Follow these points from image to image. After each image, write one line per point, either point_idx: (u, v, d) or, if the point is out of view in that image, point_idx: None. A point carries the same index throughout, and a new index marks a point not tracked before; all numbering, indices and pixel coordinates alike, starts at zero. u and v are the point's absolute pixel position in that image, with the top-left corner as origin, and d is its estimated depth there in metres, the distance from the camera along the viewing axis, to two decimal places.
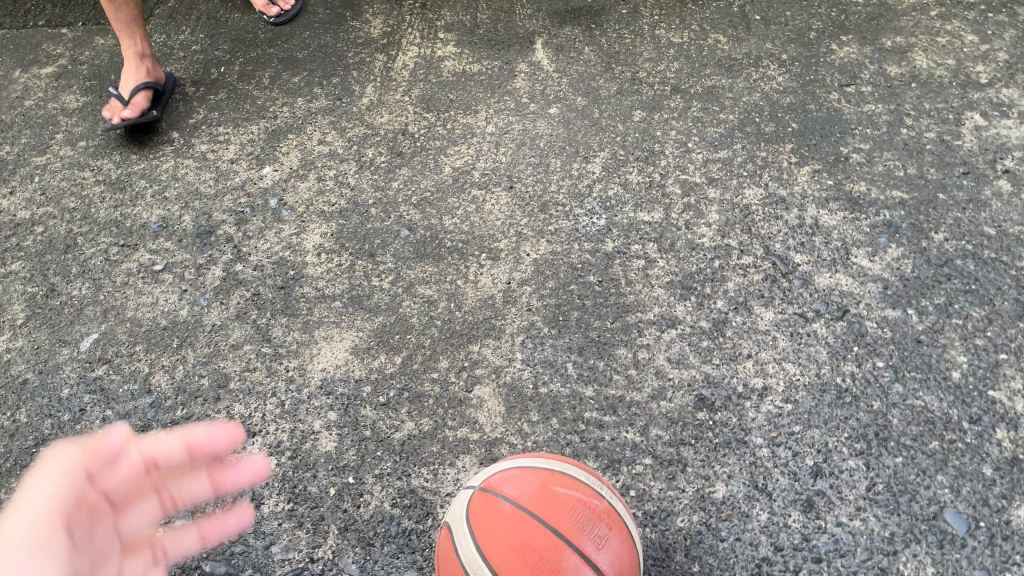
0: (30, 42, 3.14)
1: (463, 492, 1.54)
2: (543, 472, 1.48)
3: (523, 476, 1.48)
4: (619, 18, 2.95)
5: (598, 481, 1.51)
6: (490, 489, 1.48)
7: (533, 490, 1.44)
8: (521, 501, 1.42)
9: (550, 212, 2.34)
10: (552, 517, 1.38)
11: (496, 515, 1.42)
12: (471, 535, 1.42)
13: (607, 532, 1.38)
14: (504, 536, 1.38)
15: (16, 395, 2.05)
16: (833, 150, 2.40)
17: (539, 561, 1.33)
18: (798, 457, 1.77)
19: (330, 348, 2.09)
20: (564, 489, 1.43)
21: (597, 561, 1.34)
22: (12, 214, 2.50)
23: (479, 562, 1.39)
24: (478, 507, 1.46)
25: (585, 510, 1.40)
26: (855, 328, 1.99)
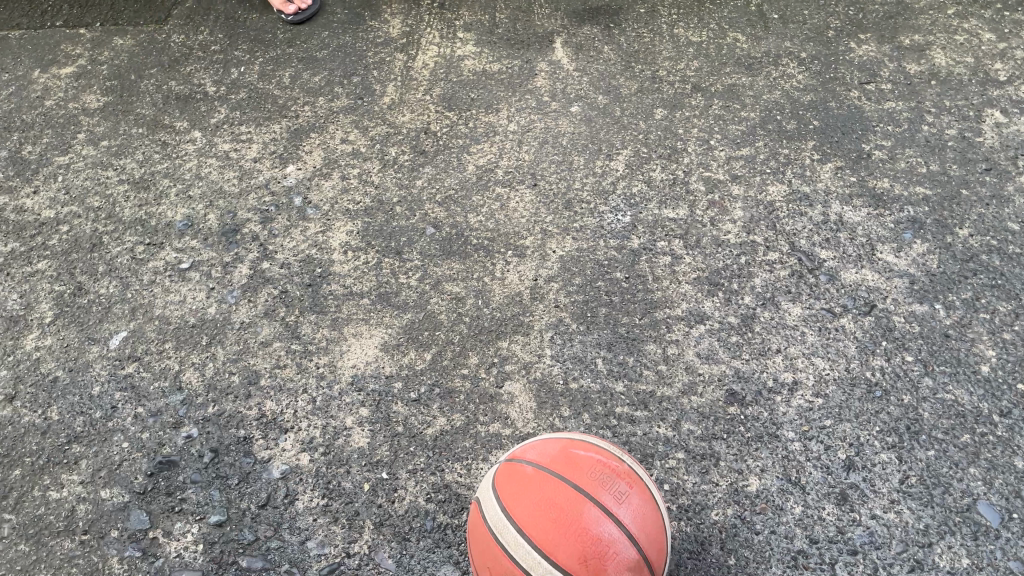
0: (49, 42, 3.15)
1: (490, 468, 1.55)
2: (564, 437, 1.49)
3: (544, 443, 1.48)
4: (637, 18, 2.96)
5: (620, 446, 1.51)
6: (512, 456, 1.49)
7: (554, 453, 1.45)
8: (542, 462, 1.43)
9: (575, 210, 2.35)
10: (572, 474, 1.38)
11: (519, 477, 1.42)
12: (494, 498, 1.43)
13: (627, 489, 1.38)
14: (526, 494, 1.38)
15: (46, 392, 2.05)
16: (856, 147, 2.42)
17: (562, 515, 1.33)
18: (830, 451, 1.79)
19: (360, 344, 2.11)
20: (584, 451, 1.44)
21: (618, 514, 1.35)
22: (36, 213, 2.50)
23: (504, 524, 1.39)
24: (501, 472, 1.47)
25: (605, 468, 1.40)
26: (883, 323, 2.00)
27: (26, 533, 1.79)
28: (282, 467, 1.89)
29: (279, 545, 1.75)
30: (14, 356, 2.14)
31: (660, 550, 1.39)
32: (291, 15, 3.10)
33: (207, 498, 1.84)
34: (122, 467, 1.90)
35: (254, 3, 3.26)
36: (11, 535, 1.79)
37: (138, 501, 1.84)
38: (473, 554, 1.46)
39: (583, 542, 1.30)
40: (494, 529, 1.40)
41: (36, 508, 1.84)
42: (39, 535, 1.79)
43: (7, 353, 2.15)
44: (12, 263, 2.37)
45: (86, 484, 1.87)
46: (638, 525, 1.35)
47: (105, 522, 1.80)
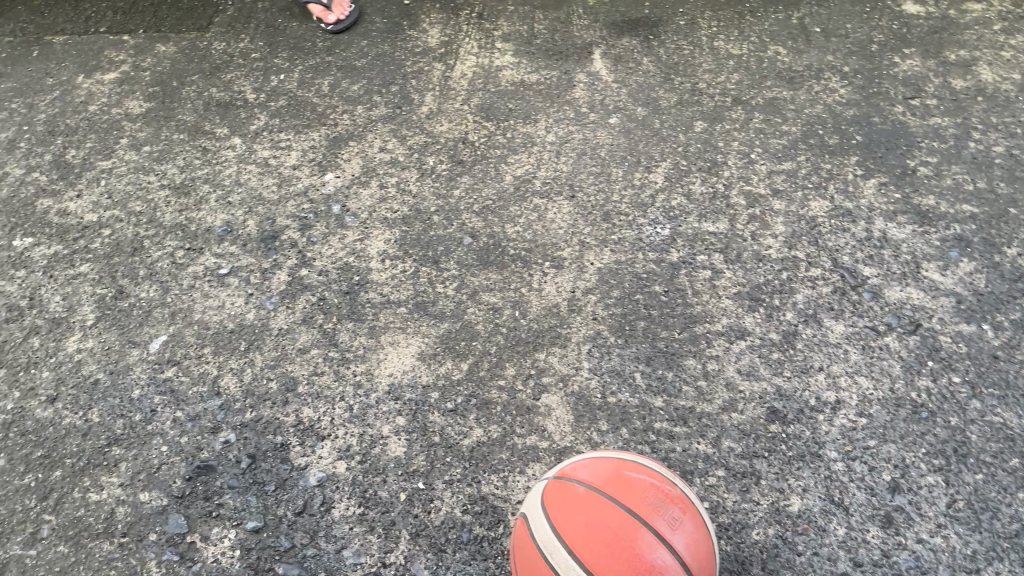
0: (93, 48, 3.20)
1: (537, 485, 1.54)
2: (615, 459, 1.49)
3: (596, 464, 1.48)
4: (676, 30, 2.95)
5: (671, 472, 1.50)
6: (563, 475, 1.48)
7: (606, 474, 1.44)
8: (594, 483, 1.42)
9: (613, 222, 2.34)
10: (625, 496, 1.37)
11: (570, 497, 1.42)
12: (545, 517, 1.42)
13: (680, 515, 1.37)
14: (578, 515, 1.38)
15: (87, 395, 2.07)
16: (900, 162, 2.39)
17: (616, 539, 1.32)
18: (874, 472, 1.75)
19: (397, 353, 2.10)
20: (637, 474, 1.43)
21: (672, 541, 1.33)
22: (79, 217, 2.54)
23: (555, 543, 1.38)
24: (551, 491, 1.46)
25: (659, 493, 1.39)
26: (928, 343, 1.97)
27: (66, 535, 1.81)
28: (319, 474, 1.89)
29: (315, 553, 1.75)
30: (56, 357, 2.17)
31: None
32: (331, 24, 3.11)
33: (244, 504, 1.84)
34: (161, 471, 1.91)
35: (294, 12, 3.29)
36: (51, 536, 1.80)
37: (177, 505, 1.85)
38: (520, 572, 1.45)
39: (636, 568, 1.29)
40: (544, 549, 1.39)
41: (76, 509, 1.85)
42: (79, 537, 1.80)
43: (49, 355, 2.17)
44: (55, 266, 2.40)
45: (125, 486, 1.89)
46: (690, 553, 1.34)
47: (143, 525, 1.81)
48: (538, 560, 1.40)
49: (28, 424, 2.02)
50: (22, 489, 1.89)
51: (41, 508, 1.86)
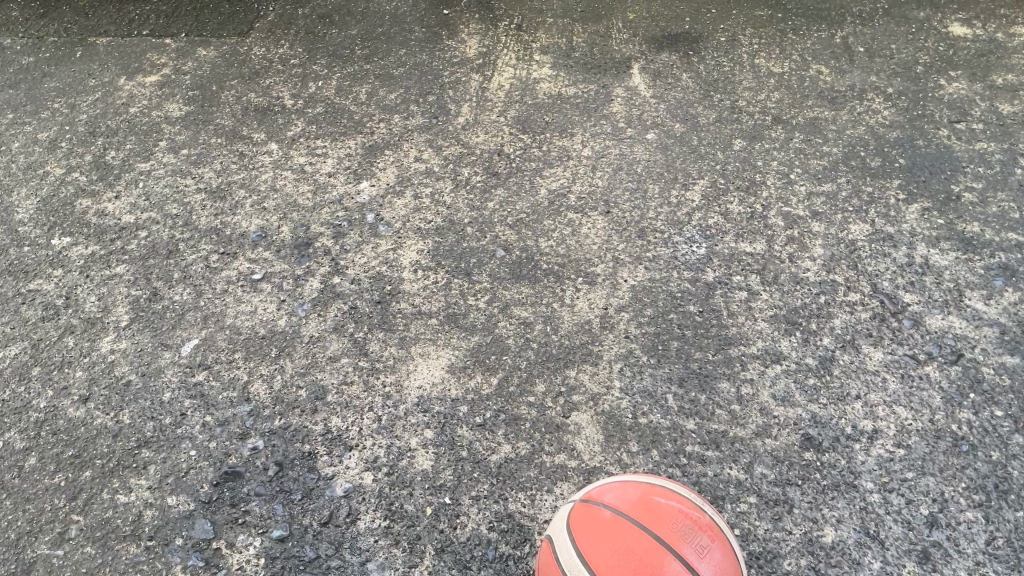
0: (136, 50, 3.24)
1: (563, 506, 1.51)
2: (643, 483, 1.46)
3: (624, 487, 1.45)
4: (717, 46, 2.92)
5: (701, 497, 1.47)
6: (590, 498, 1.46)
7: (634, 499, 1.41)
8: (621, 508, 1.39)
9: (648, 239, 2.31)
10: (653, 523, 1.35)
11: (597, 522, 1.39)
12: (571, 541, 1.40)
13: (709, 543, 1.34)
14: (606, 540, 1.35)
15: (119, 396, 2.09)
16: (944, 187, 2.34)
17: (643, 566, 1.29)
18: (912, 505, 1.71)
19: (427, 365, 2.09)
20: (665, 500, 1.40)
21: (700, 570, 1.30)
22: (117, 218, 2.56)
23: (581, 569, 1.36)
24: (578, 514, 1.43)
25: (687, 520, 1.36)
26: (971, 374, 1.92)
27: (94, 536, 1.81)
28: (346, 485, 1.88)
29: (339, 565, 1.74)
30: (90, 357, 2.18)
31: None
32: None
33: (270, 512, 1.84)
34: (188, 475, 1.91)
35: (334, 19, 3.31)
36: (79, 537, 1.81)
37: (203, 510, 1.85)
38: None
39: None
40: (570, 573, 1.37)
41: (104, 510, 1.86)
42: (106, 539, 1.81)
43: (83, 355, 2.19)
44: (92, 266, 2.43)
45: (153, 489, 1.89)
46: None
47: (170, 529, 1.82)
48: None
49: (60, 423, 2.04)
50: (52, 488, 1.91)
51: (70, 508, 1.87)
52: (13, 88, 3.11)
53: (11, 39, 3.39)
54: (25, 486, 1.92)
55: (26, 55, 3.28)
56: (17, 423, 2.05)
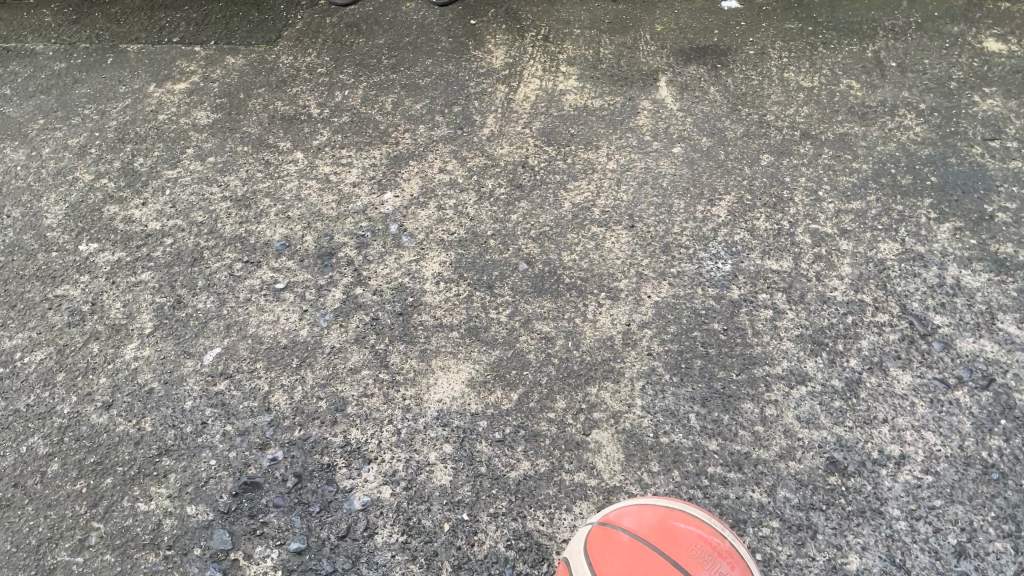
0: (165, 58, 3.27)
1: (580, 528, 1.50)
2: (662, 507, 1.44)
3: (642, 511, 1.44)
4: (745, 60, 2.89)
5: (720, 523, 1.45)
6: (608, 520, 1.45)
7: (652, 523, 1.40)
8: (639, 532, 1.38)
9: (672, 255, 2.29)
10: (671, 548, 1.33)
11: (615, 546, 1.38)
12: (588, 564, 1.38)
13: (728, 569, 1.33)
14: (623, 563, 1.34)
15: (141, 403, 2.10)
16: (977, 207, 2.29)
17: None
18: (939, 534, 1.67)
19: (447, 378, 2.08)
20: (684, 525, 1.39)
21: None
22: (143, 225, 2.58)
23: None
24: (595, 536, 1.42)
25: (706, 546, 1.35)
26: (1002, 400, 1.87)
27: (113, 544, 1.82)
28: (364, 498, 1.87)
29: None
30: (114, 364, 2.20)
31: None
32: None
33: (288, 524, 1.83)
34: (208, 485, 1.92)
35: (361, 29, 3.32)
36: (99, 544, 1.82)
37: (222, 520, 1.85)
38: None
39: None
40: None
41: (124, 518, 1.87)
42: (126, 547, 1.81)
43: (107, 361, 2.21)
44: (118, 272, 2.45)
45: (173, 498, 1.90)
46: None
47: (189, 539, 1.82)
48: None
49: (83, 430, 2.06)
50: (74, 495, 1.92)
51: (91, 515, 1.88)
52: (45, 94, 3.16)
53: (44, 45, 3.44)
54: (47, 492, 1.94)
55: (58, 61, 3.32)
56: (42, 429, 2.07)
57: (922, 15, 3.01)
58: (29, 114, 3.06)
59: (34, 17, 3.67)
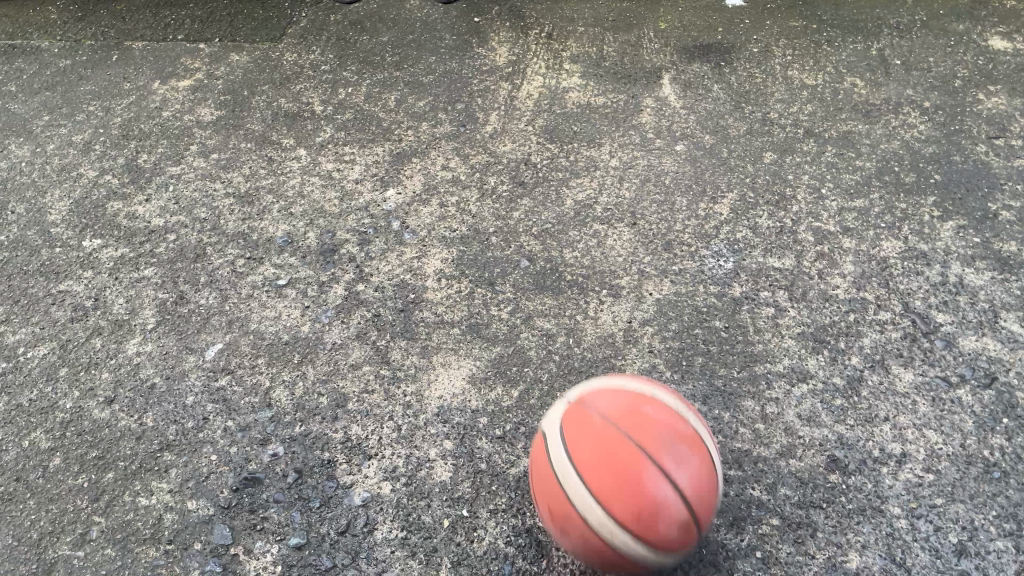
0: (170, 54, 3.28)
1: (557, 404, 1.56)
2: (630, 391, 1.49)
3: (611, 393, 1.49)
4: (749, 57, 2.89)
5: (686, 406, 1.51)
6: (579, 401, 1.50)
7: (622, 404, 1.46)
8: (608, 412, 1.44)
9: (674, 252, 2.28)
10: (637, 429, 1.40)
11: (585, 423, 1.44)
12: (559, 438, 1.46)
13: (688, 452, 1.40)
14: (591, 442, 1.41)
15: (143, 398, 2.11)
16: (980, 205, 2.28)
17: (623, 471, 1.36)
18: (940, 533, 1.66)
19: (448, 375, 2.08)
20: (652, 408, 1.45)
21: (676, 478, 1.37)
22: (146, 221, 2.59)
23: (565, 465, 1.43)
24: (568, 414, 1.49)
25: (670, 429, 1.42)
26: (1005, 399, 1.86)
27: (114, 538, 1.83)
28: (364, 494, 1.87)
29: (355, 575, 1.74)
30: (116, 359, 2.21)
31: (710, 515, 1.43)
32: None
33: (288, 520, 1.84)
34: (209, 480, 1.92)
35: (365, 26, 3.32)
36: (99, 538, 1.83)
37: (223, 515, 1.85)
38: (533, 492, 1.51)
39: (638, 498, 1.34)
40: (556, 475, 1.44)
41: (125, 513, 1.87)
42: (126, 541, 1.82)
43: (109, 356, 2.22)
44: (121, 268, 2.45)
45: (174, 493, 1.90)
46: (692, 487, 1.38)
47: (189, 533, 1.83)
48: (550, 485, 1.45)
49: (85, 424, 2.07)
50: (76, 489, 1.93)
51: (92, 510, 1.88)
52: (50, 91, 3.17)
53: (49, 42, 3.45)
54: (49, 486, 1.94)
55: (63, 58, 3.33)
56: (44, 424, 2.08)
57: (928, 13, 2.99)
58: (34, 110, 3.07)
59: (40, 14, 3.68)
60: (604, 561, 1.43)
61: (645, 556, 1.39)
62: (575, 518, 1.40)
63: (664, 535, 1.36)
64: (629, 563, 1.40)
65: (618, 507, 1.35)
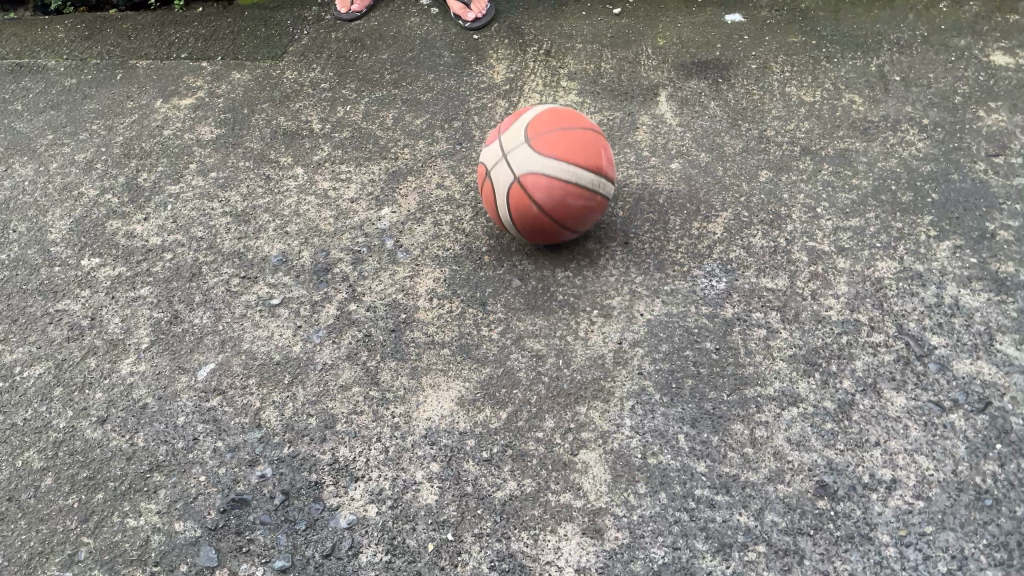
0: (173, 73, 3.32)
1: (512, 125, 2.21)
2: (561, 184, 2.09)
3: (549, 188, 2.09)
4: (747, 74, 2.87)
5: (599, 170, 2.14)
6: (533, 124, 2.16)
7: (571, 136, 2.12)
8: (558, 136, 2.12)
9: (667, 272, 2.27)
10: (577, 160, 2.10)
11: (542, 149, 2.10)
12: (517, 157, 2.12)
13: (606, 176, 2.17)
14: (544, 177, 2.09)
15: (135, 418, 2.12)
16: (978, 225, 2.24)
17: (564, 203, 2.12)
18: (929, 562, 1.64)
19: (437, 396, 2.08)
20: (587, 138, 2.15)
21: (594, 201, 2.17)
22: (144, 240, 2.61)
23: (524, 182, 2.11)
24: (525, 137, 2.14)
25: (598, 163, 2.14)
26: (998, 424, 1.83)
27: (102, 559, 1.84)
28: (350, 517, 1.87)
29: None
30: (110, 379, 2.22)
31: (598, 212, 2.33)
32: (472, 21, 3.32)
33: (273, 542, 1.84)
34: (196, 501, 1.93)
35: (365, 44, 3.34)
36: (87, 560, 1.84)
37: (209, 537, 1.86)
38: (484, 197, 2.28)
39: (570, 213, 2.14)
40: (505, 217, 2.22)
41: (113, 534, 1.89)
42: (114, 563, 1.83)
43: (103, 376, 2.23)
44: (118, 287, 2.48)
45: (162, 514, 1.91)
46: (600, 201, 2.19)
47: (176, 555, 1.83)
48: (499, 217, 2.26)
49: (77, 444, 2.08)
50: (66, 509, 1.94)
51: (81, 530, 1.90)
52: (55, 109, 3.21)
53: (56, 61, 3.50)
54: (40, 506, 1.96)
55: (69, 77, 3.38)
56: (37, 443, 2.09)
57: (929, 28, 2.96)
58: (39, 129, 3.11)
59: (48, 34, 3.73)
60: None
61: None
62: (520, 218, 2.17)
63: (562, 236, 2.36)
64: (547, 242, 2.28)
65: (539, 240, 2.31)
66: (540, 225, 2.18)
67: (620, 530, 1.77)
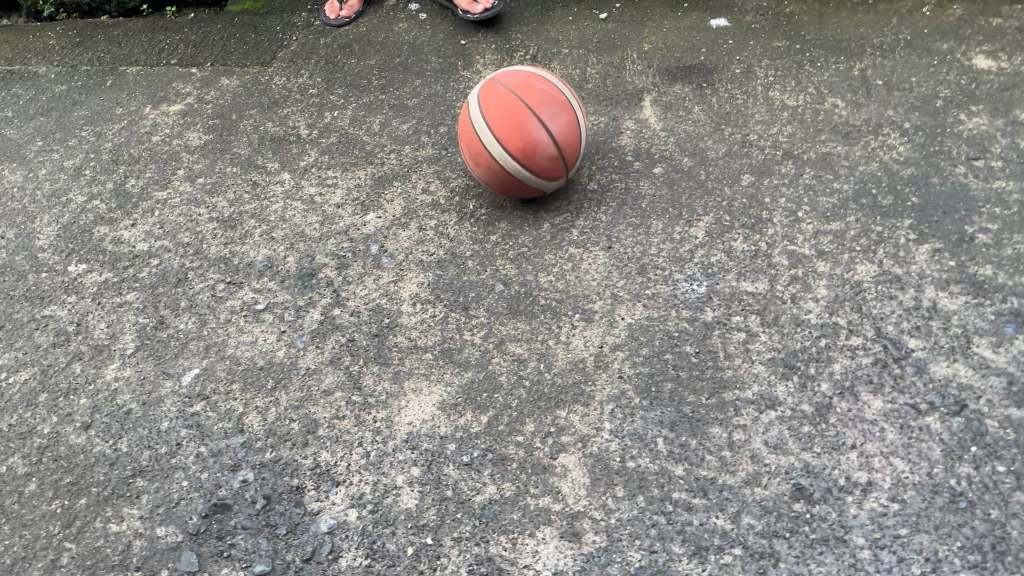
0: (163, 79, 3.33)
1: None
2: (525, 73, 2.39)
3: (513, 76, 2.38)
4: (731, 78, 2.89)
5: (562, 86, 2.43)
6: None
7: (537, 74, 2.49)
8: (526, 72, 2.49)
9: (648, 276, 2.28)
10: (541, 74, 2.43)
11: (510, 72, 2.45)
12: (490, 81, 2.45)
13: (570, 96, 2.41)
14: (510, 75, 2.39)
15: (119, 424, 2.14)
16: (957, 228, 2.26)
17: (526, 86, 2.33)
18: (902, 564, 1.65)
19: (418, 400, 2.09)
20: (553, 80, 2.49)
21: (558, 100, 2.35)
22: (131, 246, 2.63)
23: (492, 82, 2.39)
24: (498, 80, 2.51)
25: (560, 84, 2.43)
26: (974, 427, 1.84)
27: (84, 565, 1.85)
28: (330, 521, 1.88)
29: None
30: (95, 384, 2.24)
31: (573, 148, 2.38)
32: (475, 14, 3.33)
33: (254, 547, 1.85)
34: (179, 506, 1.94)
35: (353, 49, 3.36)
36: (69, 565, 1.85)
37: (191, 542, 1.87)
38: (466, 149, 2.44)
39: (532, 94, 2.32)
40: (475, 123, 2.37)
41: (96, 539, 1.90)
42: (96, 568, 1.84)
43: (88, 381, 2.25)
44: (104, 293, 2.49)
45: (144, 519, 1.92)
46: (566, 107, 2.36)
47: (157, 560, 1.85)
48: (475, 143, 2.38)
49: (62, 450, 2.09)
50: (49, 515, 1.96)
51: (64, 536, 1.91)
52: (44, 116, 3.22)
53: (47, 68, 3.52)
54: (23, 512, 1.97)
55: (59, 84, 3.39)
56: (22, 449, 2.11)
57: (912, 32, 2.98)
58: (28, 136, 3.13)
59: (39, 40, 3.75)
60: (503, 186, 2.43)
61: (528, 179, 2.38)
62: (487, 109, 2.33)
63: (538, 163, 2.34)
64: (517, 151, 2.32)
65: (513, 150, 2.32)
66: (508, 105, 2.31)
67: (597, 533, 1.78)
